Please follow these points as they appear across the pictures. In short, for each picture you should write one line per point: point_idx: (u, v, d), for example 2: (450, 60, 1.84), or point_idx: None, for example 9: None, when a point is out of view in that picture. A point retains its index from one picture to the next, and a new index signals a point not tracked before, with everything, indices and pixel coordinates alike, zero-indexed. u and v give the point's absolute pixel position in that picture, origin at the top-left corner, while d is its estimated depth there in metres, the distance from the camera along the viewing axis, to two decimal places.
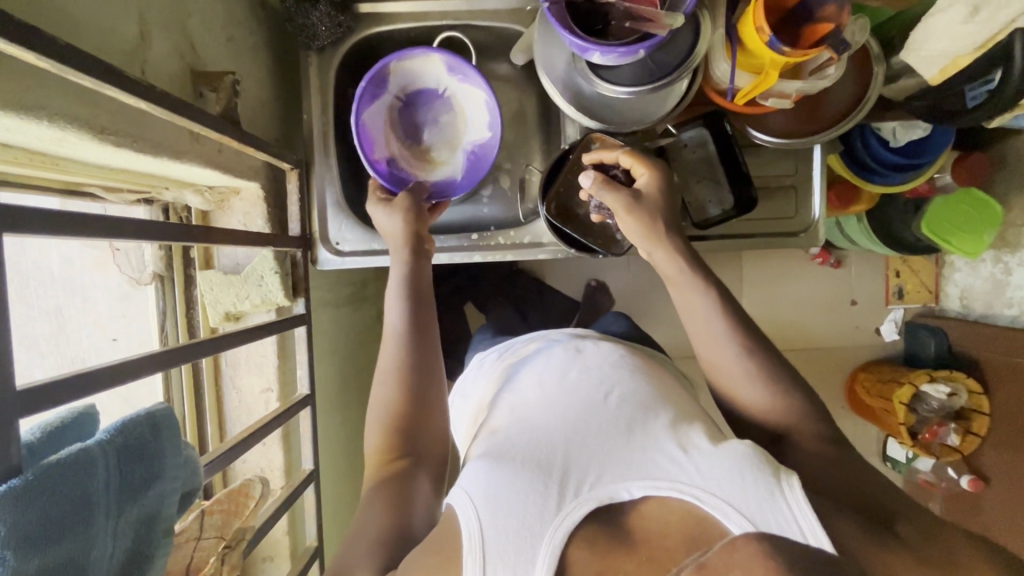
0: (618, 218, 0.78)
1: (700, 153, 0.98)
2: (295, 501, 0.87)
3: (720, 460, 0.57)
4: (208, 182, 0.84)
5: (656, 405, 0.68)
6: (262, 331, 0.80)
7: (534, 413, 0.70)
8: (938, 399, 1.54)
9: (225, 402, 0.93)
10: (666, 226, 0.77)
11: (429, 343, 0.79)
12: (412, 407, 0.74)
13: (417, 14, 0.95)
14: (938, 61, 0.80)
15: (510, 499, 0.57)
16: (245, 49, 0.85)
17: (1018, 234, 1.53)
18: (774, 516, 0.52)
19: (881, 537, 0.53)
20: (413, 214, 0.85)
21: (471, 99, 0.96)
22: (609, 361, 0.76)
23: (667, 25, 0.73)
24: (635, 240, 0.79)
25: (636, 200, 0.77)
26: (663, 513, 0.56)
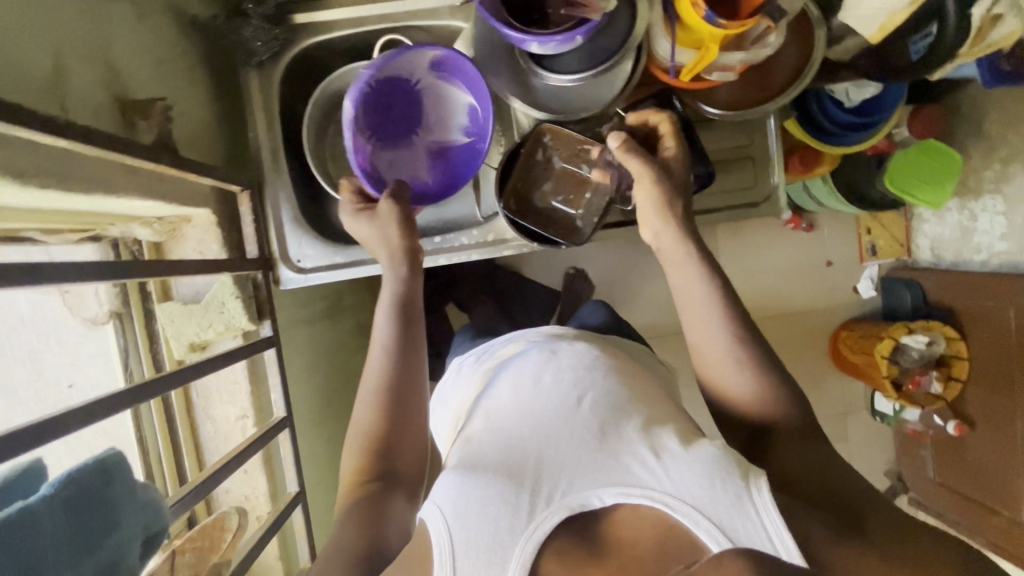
0: (645, 180, 0.77)
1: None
2: (281, 524, 0.86)
3: (690, 465, 0.58)
4: (155, 213, 0.82)
5: (629, 405, 0.68)
6: (227, 359, 0.78)
7: (507, 419, 0.69)
8: (918, 349, 1.59)
9: (201, 434, 0.91)
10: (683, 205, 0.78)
11: (409, 361, 0.77)
12: (387, 427, 0.73)
13: (356, 20, 0.93)
14: (875, 19, 0.80)
15: (480, 514, 0.58)
16: (179, 73, 0.83)
17: (980, 180, 1.57)
18: (743, 522, 0.54)
19: (843, 534, 0.57)
20: (405, 223, 0.81)
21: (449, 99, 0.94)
22: (584, 362, 0.76)
23: (601, 9, 0.74)
24: (647, 211, 0.78)
25: (662, 177, 0.78)
26: (634, 521, 0.57)
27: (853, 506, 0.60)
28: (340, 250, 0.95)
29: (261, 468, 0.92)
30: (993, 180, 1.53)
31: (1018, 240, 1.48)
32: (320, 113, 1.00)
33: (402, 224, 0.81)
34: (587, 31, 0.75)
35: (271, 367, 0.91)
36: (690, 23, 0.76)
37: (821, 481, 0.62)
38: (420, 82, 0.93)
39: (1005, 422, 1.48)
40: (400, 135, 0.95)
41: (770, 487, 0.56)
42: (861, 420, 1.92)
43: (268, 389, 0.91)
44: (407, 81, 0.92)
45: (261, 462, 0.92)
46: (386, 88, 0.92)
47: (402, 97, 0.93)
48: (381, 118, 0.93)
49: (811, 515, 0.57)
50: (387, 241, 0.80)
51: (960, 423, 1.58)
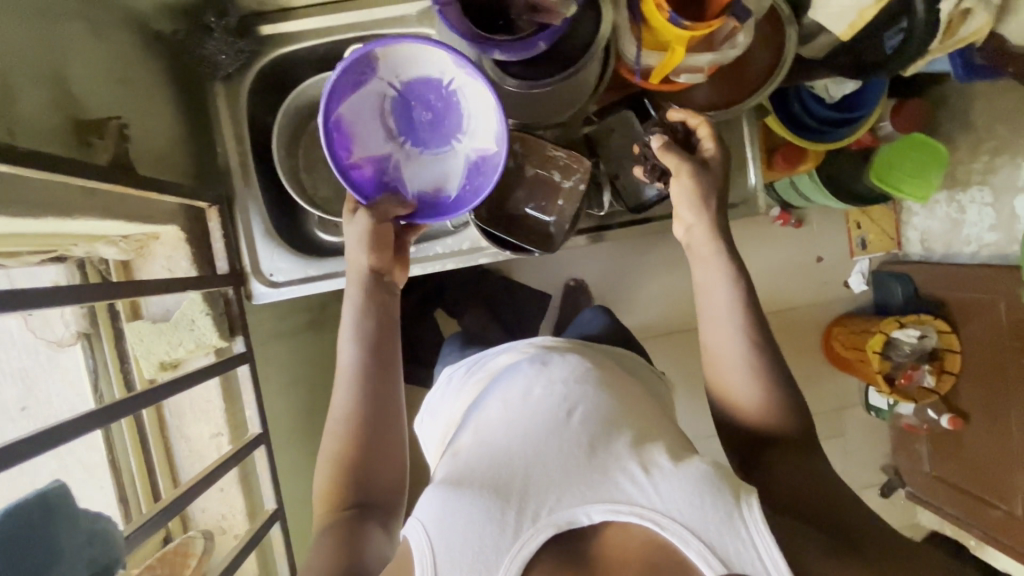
0: (680, 176, 0.77)
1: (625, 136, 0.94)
2: (257, 543, 0.85)
3: (680, 482, 0.58)
4: (119, 231, 0.80)
5: (619, 418, 0.68)
6: (192, 379, 0.77)
7: (495, 432, 0.68)
8: (909, 343, 1.57)
9: (175, 453, 0.89)
10: (717, 201, 0.77)
11: (384, 381, 0.76)
12: (365, 442, 0.72)
13: (322, 30, 0.92)
14: (846, 15, 0.79)
15: (466, 531, 0.57)
16: (142, 88, 0.82)
17: (968, 172, 1.56)
18: (733, 540, 0.55)
19: (834, 557, 0.58)
20: (376, 239, 0.78)
21: (479, 104, 0.84)
22: (576, 374, 0.74)
23: (563, 14, 0.73)
24: (680, 205, 0.78)
25: (697, 175, 0.77)
26: (623, 539, 0.57)
27: (853, 533, 0.60)
28: (312, 263, 0.94)
29: (237, 487, 0.90)
30: (980, 171, 1.53)
31: (1006, 232, 1.48)
32: (291, 125, 0.99)
33: (369, 245, 0.78)
34: (551, 37, 0.74)
35: (246, 384, 0.90)
36: (654, 25, 0.75)
37: (816, 495, 0.64)
38: (452, 82, 0.84)
39: (1001, 415, 1.47)
40: (434, 140, 0.88)
41: (760, 504, 0.57)
42: (857, 416, 1.91)
43: (243, 406, 0.90)
44: (440, 80, 0.84)
45: (237, 480, 0.91)
46: (415, 90, 0.85)
47: (433, 99, 0.86)
48: (412, 122, 0.87)
49: (807, 542, 0.58)
50: (355, 263, 0.78)
51: (955, 417, 1.56)
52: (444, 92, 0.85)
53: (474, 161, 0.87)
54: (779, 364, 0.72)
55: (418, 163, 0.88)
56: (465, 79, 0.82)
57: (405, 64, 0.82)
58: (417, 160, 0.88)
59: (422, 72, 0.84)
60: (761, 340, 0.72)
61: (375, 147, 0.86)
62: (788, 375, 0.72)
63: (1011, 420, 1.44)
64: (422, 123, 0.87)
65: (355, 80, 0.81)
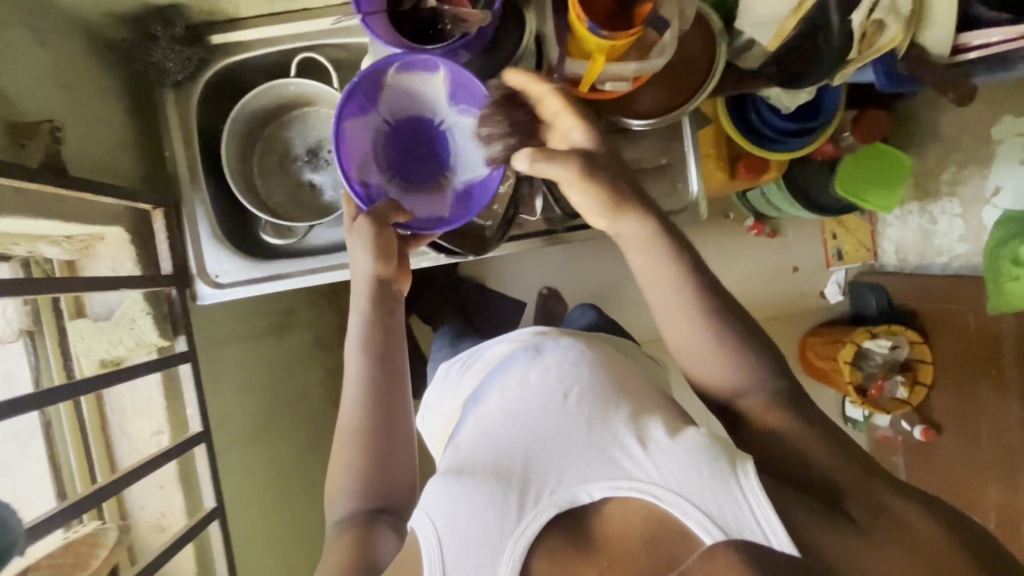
0: (569, 186, 0.66)
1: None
2: (190, 540, 0.86)
3: (679, 454, 0.59)
4: (61, 232, 0.83)
5: (617, 395, 0.69)
6: (117, 378, 0.79)
7: (493, 422, 0.70)
8: (881, 354, 1.57)
9: (116, 449, 0.91)
10: (628, 189, 0.68)
11: (390, 380, 0.76)
12: (376, 439, 0.74)
13: (271, 40, 0.95)
14: (768, 26, 0.81)
15: (470, 515, 0.60)
16: (88, 93, 0.85)
17: (937, 183, 1.56)
18: (731, 506, 0.56)
19: (833, 519, 0.56)
20: (382, 248, 0.76)
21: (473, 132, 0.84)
22: (570, 357, 0.75)
23: (480, 24, 0.74)
24: (589, 214, 0.69)
25: (586, 169, 0.66)
26: (625, 514, 0.59)
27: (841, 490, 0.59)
28: (258, 265, 0.96)
29: (177, 485, 0.92)
30: (948, 183, 1.52)
31: (976, 243, 1.48)
32: (244, 131, 1.02)
33: (375, 252, 0.76)
34: (469, 45, 0.77)
35: (188, 383, 0.92)
36: (576, 34, 0.78)
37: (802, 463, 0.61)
38: (443, 122, 0.84)
39: (972, 431, 1.48)
40: (427, 178, 0.86)
41: (756, 471, 0.58)
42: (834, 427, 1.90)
43: (185, 405, 0.92)
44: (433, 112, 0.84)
45: (177, 478, 0.92)
46: (411, 128, 0.85)
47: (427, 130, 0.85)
48: (406, 159, 0.85)
49: (796, 500, 0.57)
50: (361, 272, 0.77)
51: (927, 428, 1.57)
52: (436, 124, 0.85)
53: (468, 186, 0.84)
54: (728, 348, 0.67)
55: (411, 196, 0.85)
56: (458, 115, 0.83)
57: (404, 99, 0.83)
58: (408, 188, 0.85)
59: (420, 110, 0.84)
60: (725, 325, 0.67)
61: (371, 174, 0.82)
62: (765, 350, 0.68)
63: (981, 428, 1.46)
64: (415, 159, 0.85)
65: (362, 103, 0.80)
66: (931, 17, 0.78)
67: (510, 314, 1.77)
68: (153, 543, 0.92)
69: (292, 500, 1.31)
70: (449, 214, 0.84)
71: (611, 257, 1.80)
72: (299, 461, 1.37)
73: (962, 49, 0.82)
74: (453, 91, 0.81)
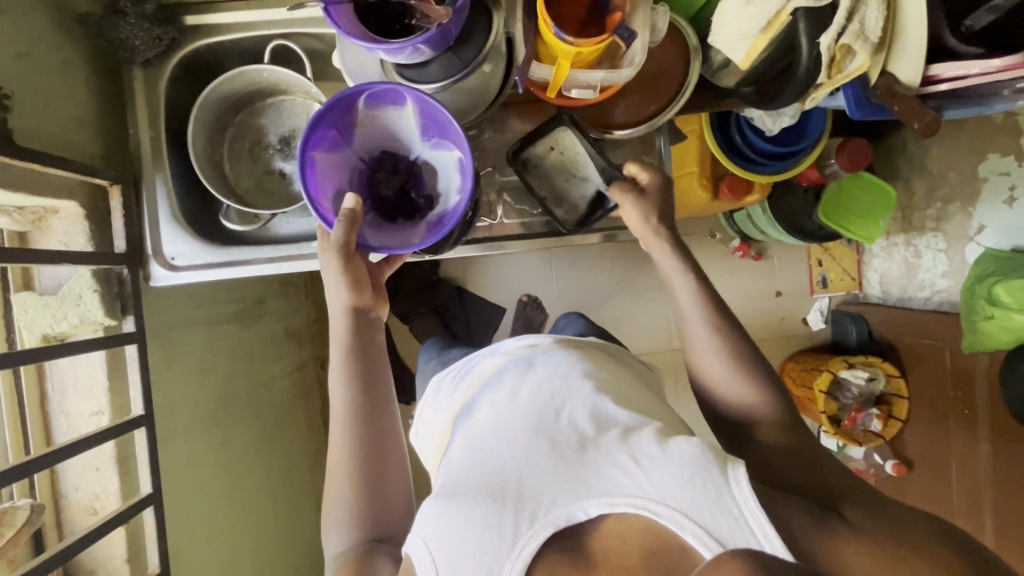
0: (623, 209, 0.84)
1: (566, 154, 0.93)
2: (120, 524, 0.85)
3: (668, 467, 0.63)
4: (12, 202, 0.82)
5: (606, 413, 0.73)
6: (46, 354, 0.77)
7: (485, 441, 0.74)
8: (857, 384, 1.55)
9: (54, 426, 0.90)
10: (666, 220, 0.84)
11: (376, 391, 0.81)
12: (368, 446, 0.78)
13: (245, 25, 0.94)
14: (740, 45, 0.80)
15: (467, 533, 0.63)
16: (49, 64, 0.84)
17: (922, 217, 1.54)
18: (725, 518, 0.59)
19: (828, 523, 0.61)
20: (351, 276, 0.78)
21: (447, 165, 0.83)
22: (560, 370, 0.80)
23: (443, 17, 0.72)
24: (636, 229, 0.85)
25: (650, 208, 0.83)
26: (622, 529, 0.61)
27: (832, 496, 0.66)
28: (215, 250, 0.96)
29: (113, 467, 0.90)
30: (933, 218, 1.51)
31: (958, 279, 1.46)
32: (214, 115, 1.00)
33: (347, 284, 0.78)
34: (429, 40, 0.74)
35: (133, 364, 0.90)
36: (546, 38, 0.78)
37: (796, 467, 0.70)
38: (418, 158, 0.85)
39: (941, 465, 1.49)
40: (396, 211, 0.84)
41: (748, 474, 0.62)
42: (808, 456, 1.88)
43: (128, 385, 0.91)
44: (408, 152, 0.85)
45: (114, 461, 0.91)
46: (381, 165, 0.85)
47: (401, 167, 0.85)
48: (375, 194, 0.84)
49: (796, 510, 0.62)
50: (335, 300, 0.80)
51: (899, 463, 1.56)
52: (411, 164, 0.85)
53: (442, 216, 0.82)
54: (725, 335, 0.79)
55: (377, 227, 0.82)
56: (432, 149, 0.83)
57: (374, 137, 0.83)
58: (382, 221, 0.83)
59: (389, 147, 0.85)
60: (727, 329, 0.79)
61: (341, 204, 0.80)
62: (760, 358, 0.78)
63: (950, 470, 1.46)
64: (383, 193, 0.84)
65: (332, 136, 0.79)
66: (902, 44, 0.77)
67: (486, 319, 1.76)
68: (85, 525, 0.91)
69: (244, 493, 1.30)
70: (419, 241, 0.81)
71: (592, 269, 1.79)
72: (256, 453, 1.35)
73: (931, 81, 0.80)
74: (423, 127, 0.81)
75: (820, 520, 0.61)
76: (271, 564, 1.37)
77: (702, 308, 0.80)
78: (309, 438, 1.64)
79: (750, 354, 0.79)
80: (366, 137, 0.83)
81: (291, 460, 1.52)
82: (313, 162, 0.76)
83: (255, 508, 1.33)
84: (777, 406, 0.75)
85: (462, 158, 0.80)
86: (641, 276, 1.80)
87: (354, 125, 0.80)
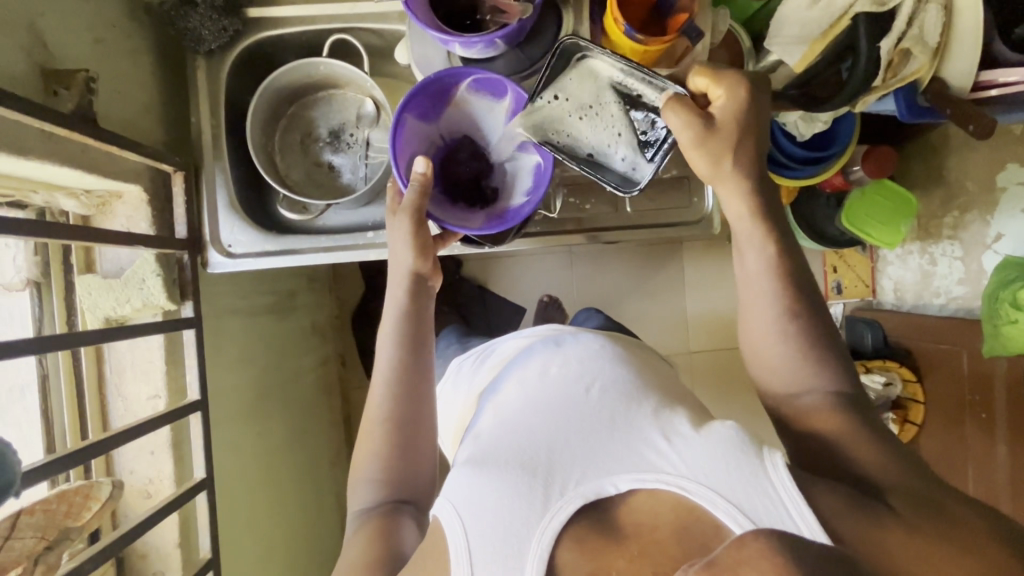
0: (684, 148, 0.73)
1: (579, 88, 0.80)
2: (178, 507, 0.86)
3: (705, 448, 0.65)
4: (82, 185, 0.83)
5: (642, 399, 0.75)
6: (115, 334, 0.78)
7: (516, 416, 0.76)
8: (874, 389, 1.57)
9: (110, 408, 0.91)
10: (736, 160, 0.73)
11: (416, 368, 0.81)
12: (400, 422, 0.79)
13: (307, 18, 0.96)
14: (795, 49, 0.84)
15: (501, 499, 0.64)
16: (120, 50, 0.85)
17: (939, 225, 1.57)
18: (761, 498, 0.60)
19: (876, 515, 0.60)
20: (422, 245, 0.79)
21: (520, 165, 0.85)
22: (591, 352, 0.83)
23: (519, 16, 0.76)
24: (697, 170, 0.75)
25: (717, 146, 0.72)
26: (653, 505, 0.63)
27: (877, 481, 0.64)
28: (269, 238, 0.96)
29: (168, 452, 0.91)
30: (950, 226, 1.54)
31: (974, 287, 1.50)
32: (269, 106, 1.02)
33: (415, 249, 0.79)
34: (507, 36, 0.77)
35: (190, 349, 0.91)
36: (614, 36, 0.81)
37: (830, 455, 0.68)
38: (495, 152, 0.87)
39: (958, 467, 1.52)
40: (462, 194, 0.85)
41: (784, 460, 0.62)
42: None
43: (185, 371, 0.92)
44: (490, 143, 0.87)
45: (169, 445, 0.91)
46: (461, 147, 0.87)
47: (478, 154, 0.86)
48: (448, 172, 0.85)
49: (828, 491, 0.61)
50: (400, 264, 0.80)
51: None
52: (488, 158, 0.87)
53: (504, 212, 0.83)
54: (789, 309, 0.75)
55: (441, 205, 0.83)
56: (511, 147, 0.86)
57: (462, 121, 0.86)
58: (449, 202, 0.84)
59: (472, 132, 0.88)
60: (796, 307, 0.75)
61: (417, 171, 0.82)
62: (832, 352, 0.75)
63: (967, 473, 1.49)
64: (458, 174, 0.85)
65: (426, 106, 0.81)
66: (957, 48, 0.79)
67: (508, 318, 1.77)
68: (139, 509, 0.91)
69: (277, 485, 1.30)
70: (478, 226, 0.82)
71: (610, 271, 1.81)
72: (286, 445, 1.36)
73: (984, 86, 0.83)
74: (511, 123, 0.84)
75: (852, 498, 0.61)
76: (298, 556, 1.37)
77: (777, 289, 0.75)
78: (332, 432, 1.64)
79: (804, 321, 0.75)
80: (458, 119, 0.85)
81: (316, 455, 1.52)
82: (405, 124, 0.79)
83: (285, 501, 1.33)
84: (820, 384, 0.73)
85: (540, 163, 0.83)
86: (661, 278, 1.82)
87: (449, 103, 0.83)
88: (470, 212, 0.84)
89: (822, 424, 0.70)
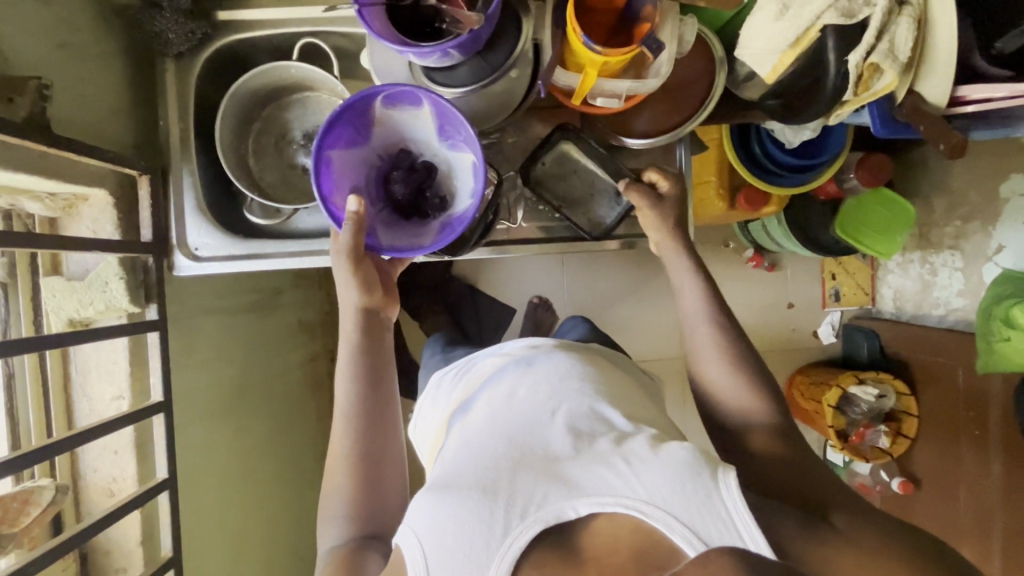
0: (641, 213, 0.89)
1: (565, 168, 0.97)
2: (137, 507, 0.87)
3: (661, 468, 0.63)
4: (45, 189, 0.84)
5: (603, 422, 0.74)
6: (74, 337, 0.79)
7: (480, 439, 0.74)
8: (867, 401, 1.53)
9: (76, 407, 0.93)
10: (679, 226, 0.90)
11: (381, 391, 0.82)
12: (368, 439, 0.79)
13: (276, 21, 0.96)
14: (766, 59, 0.81)
15: (459, 526, 0.62)
16: (86, 54, 0.86)
17: (941, 234, 1.52)
18: (713, 520, 0.59)
19: (819, 530, 0.61)
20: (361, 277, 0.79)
21: (460, 166, 0.84)
22: (559, 372, 0.82)
23: (473, 26, 0.73)
24: (647, 231, 0.91)
25: (665, 217, 0.89)
26: (613, 529, 0.61)
27: (818, 502, 0.66)
28: (237, 242, 0.97)
29: (132, 452, 0.92)
30: (952, 235, 1.49)
31: (974, 299, 1.45)
32: (242, 111, 1.02)
33: (358, 286, 0.81)
34: (461, 46, 0.76)
35: (155, 351, 0.92)
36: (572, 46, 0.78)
37: (786, 475, 0.70)
38: (433, 157, 0.86)
39: (950, 484, 1.48)
40: (408, 209, 0.85)
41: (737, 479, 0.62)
42: None
43: (148, 372, 0.93)
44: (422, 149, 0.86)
45: (132, 445, 0.92)
46: (397, 162, 0.86)
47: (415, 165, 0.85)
48: (390, 193, 0.85)
49: (785, 519, 0.61)
50: (346, 302, 0.82)
51: (905, 481, 1.54)
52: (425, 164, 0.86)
53: (451, 220, 0.83)
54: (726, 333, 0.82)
55: (388, 228, 0.84)
56: (449, 150, 0.84)
57: (391, 134, 0.84)
58: (396, 222, 0.85)
59: (407, 146, 0.86)
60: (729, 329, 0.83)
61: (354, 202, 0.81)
62: (768, 382, 0.79)
63: (960, 490, 1.45)
64: (397, 191, 0.84)
65: (347, 134, 0.80)
66: (934, 59, 0.76)
67: (496, 318, 1.76)
68: (103, 507, 0.93)
69: (257, 482, 1.31)
70: (429, 242, 0.82)
71: (601, 274, 1.79)
72: (266, 442, 1.37)
73: (959, 102, 0.79)
74: (439, 128, 0.82)
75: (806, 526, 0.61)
76: (277, 553, 1.38)
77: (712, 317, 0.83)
78: (317, 429, 1.65)
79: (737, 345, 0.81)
80: (382, 134, 0.84)
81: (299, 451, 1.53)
82: (328, 162, 0.78)
83: (263, 497, 1.35)
84: (764, 408, 0.76)
85: (475, 160, 0.80)
86: (652, 283, 1.80)
87: (370, 122, 0.81)
88: (417, 229, 0.84)
89: (770, 450, 0.72)
